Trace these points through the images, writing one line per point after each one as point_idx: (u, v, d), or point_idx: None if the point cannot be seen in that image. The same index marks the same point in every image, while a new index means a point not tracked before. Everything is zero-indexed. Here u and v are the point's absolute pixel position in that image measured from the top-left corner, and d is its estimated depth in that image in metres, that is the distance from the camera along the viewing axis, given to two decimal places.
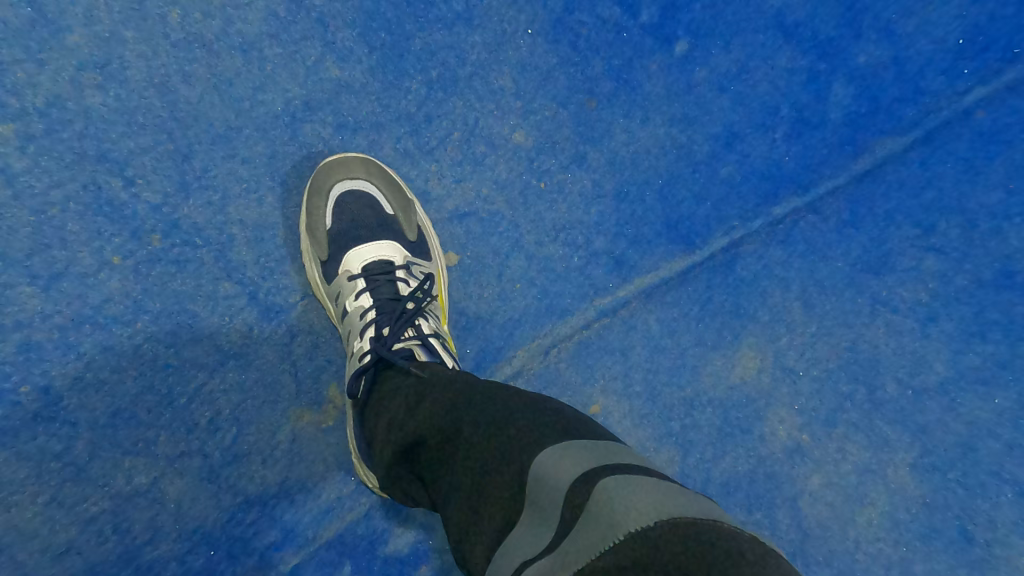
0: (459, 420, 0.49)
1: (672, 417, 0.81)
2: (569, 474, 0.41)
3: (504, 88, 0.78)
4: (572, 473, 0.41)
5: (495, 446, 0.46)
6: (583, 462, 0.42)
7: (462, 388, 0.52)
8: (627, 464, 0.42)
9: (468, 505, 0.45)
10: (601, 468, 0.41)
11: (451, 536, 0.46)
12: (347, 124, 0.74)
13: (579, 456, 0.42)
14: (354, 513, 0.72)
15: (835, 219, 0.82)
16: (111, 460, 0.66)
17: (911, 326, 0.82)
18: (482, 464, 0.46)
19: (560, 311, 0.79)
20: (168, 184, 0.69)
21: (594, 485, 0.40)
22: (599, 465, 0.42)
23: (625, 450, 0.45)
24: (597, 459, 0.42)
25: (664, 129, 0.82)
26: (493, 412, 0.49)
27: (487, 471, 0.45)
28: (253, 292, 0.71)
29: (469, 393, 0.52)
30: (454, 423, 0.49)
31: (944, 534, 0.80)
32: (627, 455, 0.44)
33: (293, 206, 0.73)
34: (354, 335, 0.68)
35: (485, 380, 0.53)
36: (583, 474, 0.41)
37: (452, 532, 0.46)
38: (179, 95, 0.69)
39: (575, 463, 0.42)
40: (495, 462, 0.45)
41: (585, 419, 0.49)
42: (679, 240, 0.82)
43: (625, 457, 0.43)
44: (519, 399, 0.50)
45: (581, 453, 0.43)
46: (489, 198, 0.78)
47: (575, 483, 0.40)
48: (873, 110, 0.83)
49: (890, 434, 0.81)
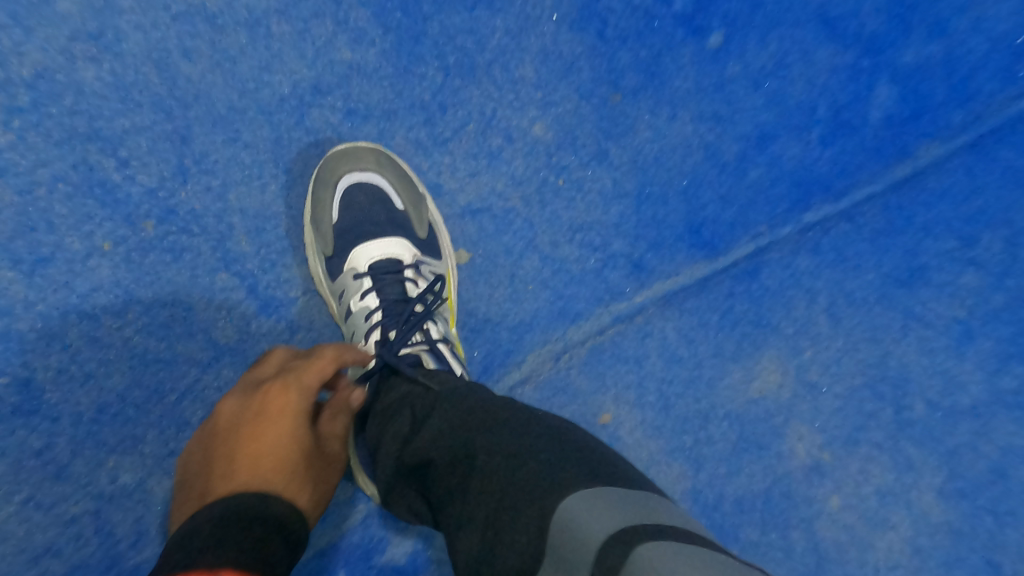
0: (473, 446, 0.45)
1: (687, 431, 0.77)
2: (602, 529, 0.37)
3: (524, 77, 0.74)
4: (606, 528, 0.37)
5: (515, 480, 0.42)
6: (619, 517, 0.38)
7: (478, 410, 0.49)
8: (669, 526, 0.38)
9: (481, 542, 0.42)
10: (638, 528, 0.37)
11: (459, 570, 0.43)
12: (357, 111, 0.70)
13: (614, 508, 0.39)
14: (349, 520, 0.68)
15: (869, 229, 0.78)
16: (95, 458, 0.62)
17: (945, 343, 0.78)
18: (498, 500, 0.42)
19: (573, 316, 0.75)
20: (165, 167, 0.65)
21: (631, 549, 0.36)
22: (637, 524, 0.37)
23: (668, 508, 0.41)
24: (635, 515, 0.38)
25: (693, 127, 0.77)
26: (513, 442, 0.45)
27: (504, 509, 0.41)
28: (253, 285, 0.67)
29: (485, 417, 0.48)
30: (467, 449, 0.46)
31: (968, 562, 0.75)
32: (669, 513, 0.40)
33: (297, 195, 0.69)
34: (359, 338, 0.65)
35: (502, 403, 0.49)
36: (617, 532, 0.37)
37: (462, 568, 0.42)
38: (179, 72, 0.65)
39: (609, 516, 0.38)
40: (511, 500, 0.41)
41: (618, 459, 0.45)
42: (701, 245, 0.78)
43: (668, 518, 0.39)
44: (544, 432, 0.46)
45: (615, 506, 0.39)
46: (504, 194, 0.74)
47: (609, 541, 0.36)
48: (916, 113, 0.79)
49: (917, 456, 0.77)
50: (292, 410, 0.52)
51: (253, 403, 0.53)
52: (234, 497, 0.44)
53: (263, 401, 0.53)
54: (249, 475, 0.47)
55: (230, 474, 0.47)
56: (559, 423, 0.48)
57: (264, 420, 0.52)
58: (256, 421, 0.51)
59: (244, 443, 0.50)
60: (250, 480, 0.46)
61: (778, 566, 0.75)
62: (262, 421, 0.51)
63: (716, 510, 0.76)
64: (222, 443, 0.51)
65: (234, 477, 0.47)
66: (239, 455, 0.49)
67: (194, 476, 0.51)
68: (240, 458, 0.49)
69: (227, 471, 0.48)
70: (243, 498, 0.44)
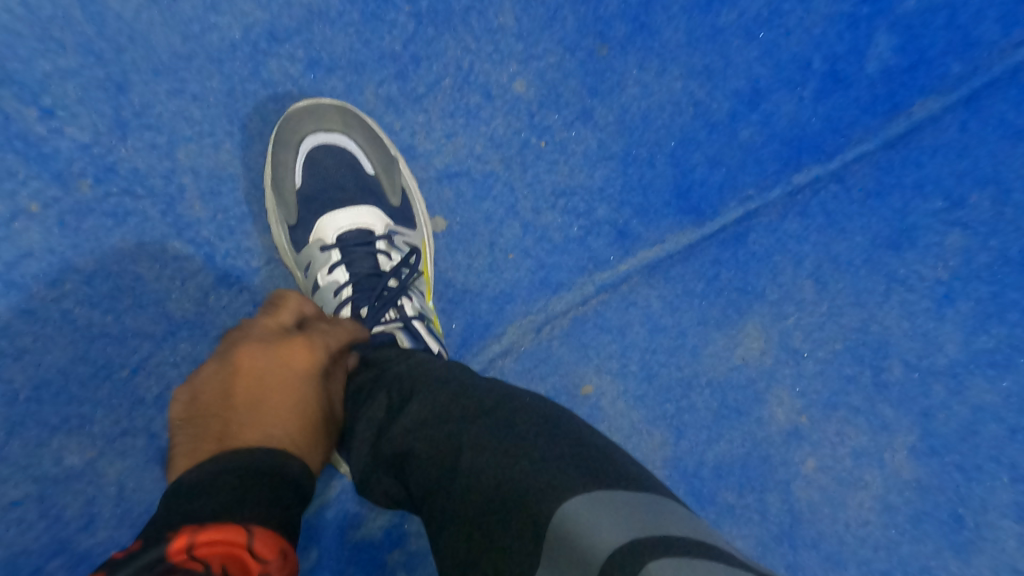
0: (460, 441, 0.43)
1: (668, 399, 0.76)
2: (607, 541, 0.36)
3: (504, 27, 0.68)
4: (612, 542, 0.35)
5: (505, 481, 0.40)
6: (626, 528, 0.36)
7: (467, 402, 0.46)
8: (677, 535, 0.36)
9: (465, 543, 0.40)
10: (645, 540, 0.35)
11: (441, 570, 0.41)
12: (321, 62, 0.64)
13: (620, 518, 0.37)
14: (324, 497, 0.66)
15: (858, 190, 0.77)
16: (38, 439, 0.57)
17: (925, 306, 0.78)
18: (487, 501, 0.40)
19: (555, 285, 0.72)
20: (98, 118, 0.58)
21: (638, 565, 0.34)
22: (644, 536, 0.36)
23: (674, 511, 0.39)
24: (641, 524, 0.37)
25: (682, 83, 0.74)
26: (505, 438, 0.43)
27: (497, 511, 0.39)
28: (209, 254, 0.61)
29: (474, 410, 0.45)
30: (453, 444, 0.43)
31: (935, 518, 0.77)
32: (676, 520, 0.38)
33: (256, 155, 0.63)
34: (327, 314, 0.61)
35: (493, 393, 0.47)
36: (623, 548, 0.35)
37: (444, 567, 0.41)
38: (109, 8, 0.58)
39: (614, 528, 0.36)
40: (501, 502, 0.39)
41: (620, 456, 0.43)
42: (687, 210, 0.75)
43: (674, 525, 0.37)
44: (537, 427, 0.44)
45: (620, 517, 0.37)
46: (483, 156, 0.69)
47: (614, 555, 0.35)
48: (913, 66, 0.77)
49: (891, 418, 0.78)
50: (317, 368, 0.49)
51: (279, 352, 0.48)
52: (263, 455, 0.41)
53: (290, 352, 0.49)
54: (278, 429, 0.44)
55: (255, 423, 0.44)
56: (554, 414, 0.46)
57: (293, 374, 0.48)
58: (283, 374, 0.47)
59: (272, 394, 0.46)
60: (279, 437, 0.43)
61: (753, 528, 0.76)
62: (289, 372, 0.48)
63: (695, 476, 0.76)
64: (243, 385, 0.46)
65: (260, 430, 0.43)
66: (265, 408, 0.45)
67: (200, 409, 0.46)
68: (267, 409, 0.45)
69: (249, 418, 0.44)
70: (269, 458, 0.42)
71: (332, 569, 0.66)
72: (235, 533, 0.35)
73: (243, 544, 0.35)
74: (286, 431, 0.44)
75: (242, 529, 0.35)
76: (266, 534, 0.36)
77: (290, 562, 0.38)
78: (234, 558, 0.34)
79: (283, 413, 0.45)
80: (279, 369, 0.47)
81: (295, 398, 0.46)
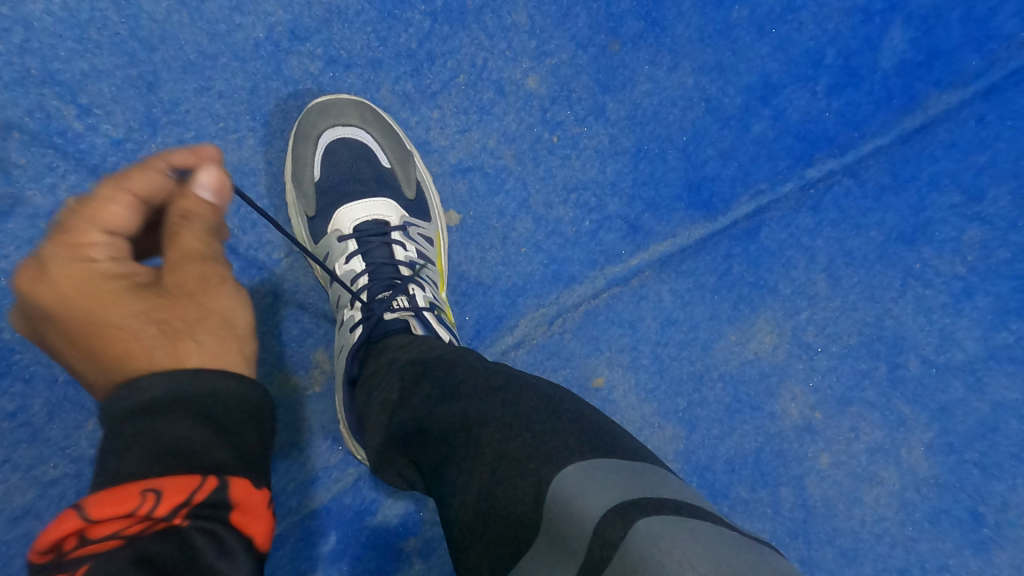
0: (466, 416, 0.45)
1: (680, 393, 0.76)
2: (599, 503, 0.37)
3: (517, 24, 0.70)
4: (604, 503, 0.37)
5: (506, 451, 0.42)
6: (617, 490, 0.38)
7: (472, 380, 0.48)
8: (668, 498, 0.38)
9: (474, 512, 0.41)
10: (637, 502, 0.37)
11: (451, 540, 0.43)
12: (339, 60, 0.66)
13: (611, 480, 0.39)
14: (341, 483, 0.68)
15: (872, 183, 0.77)
16: (74, 421, 0.60)
17: (943, 301, 0.77)
18: (491, 470, 0.42)
19: (567, 278, 0.73)
20: (131, 116, 0.61)
21: (629, 524, 0.36)
22: (636, 498, 0.37)
23: (665, 478, 0.41)
24: (632, 487, 0.38)
25: (694, 79, 0.74)
26: (507, 412, 0.44)
27: (500, 481, 0.41)
28: (234, 245, 0.64)
29: (479, 387, 0.47)
30: (460, 419, 0.45)
31: (953, 516, 0.76)
32: (667, 483, 0.40)
33: (277, 150, 0.65)
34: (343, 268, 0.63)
35: (497, 370, 0.49)
36: (615, 507, 0.37)
37: (453, 536, 0.42)
38: (141, 10, 0.61)
39: (605, 490, 0.38)
40: (503, 471, 0.41)
41: (613, 427, 0.45)
42: (699, 205, 0.76)
43: (666, 489, 0.39)
44: (539, 401, 0.45)
45: (613, 481, 0.39)
46: (496, 152, 0.71)
47: (607, 517, 0.36)
48: (930, 59, 0.77)
49: (908, 414, 0.77)
50: (76, 287, 0.36)
51: (31, 310, 0.37)
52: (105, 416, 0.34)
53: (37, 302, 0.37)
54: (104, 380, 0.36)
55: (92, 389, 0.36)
56: (556, 390, 0.47)
57: (72, 318, 0.36)
58: (59, 322, 0.37)
59: (82, 356, 0.37)
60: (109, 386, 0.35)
61: (766, 522, 0.76)
62: (62, 319, 0.37)
63: (707, 470, 0.76)
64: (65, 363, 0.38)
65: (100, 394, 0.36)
66: (82, 368, 0.37)
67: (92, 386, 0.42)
68: (86, 370, 0.36)
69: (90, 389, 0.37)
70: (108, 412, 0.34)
71: (349, 553, 0.68)
72: (67, 520, 0.30)
73: (78, 521, 0.30)
74: (113, 374, 0.35)
75: (70, 510, 0.30)
76: (101, 498, 0.30)
77: (175, 488, 0.32)
78: (90, 532, 0.30)
79: (97, 362, 0.36)
80: (53, 322, 0.37)
81: (88, 338, 0.36)
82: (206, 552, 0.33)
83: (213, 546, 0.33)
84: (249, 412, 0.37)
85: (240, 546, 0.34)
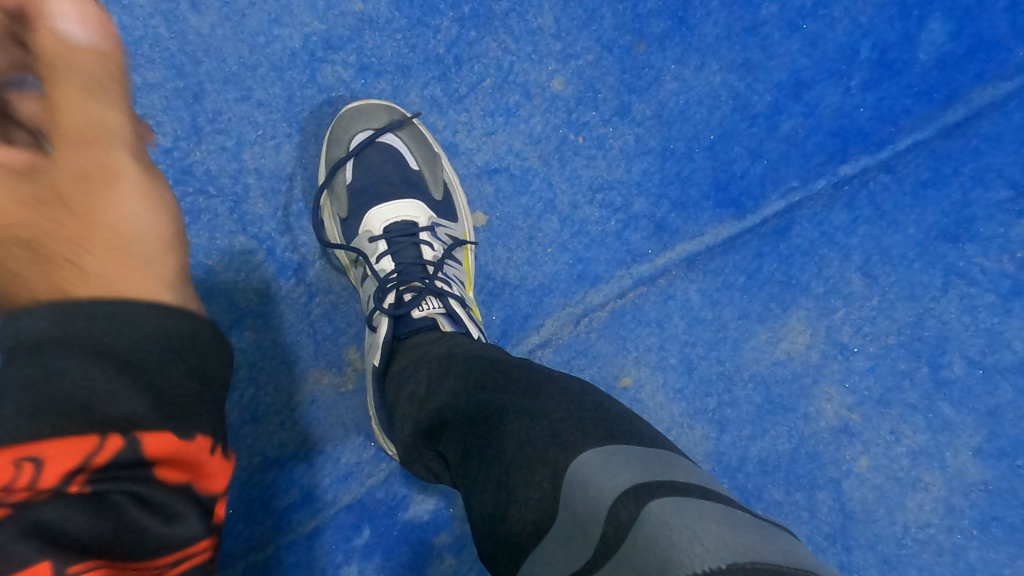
0: (487, 406, 0.47)
1: (709, 393, 0.75)
2: (613, 485, 0.37)
3: (543, 28, 0.71)
4: (618, 485, 0.37)
5: (525, 439, 0.43)
6: (631, 473, 0.38)
7: (492, 372, 0.50)
8: (682, 481, 0.38)
9: (495, 500, 0.43)
10: (650, 484, 0.37)
11: (478, 527, 0.45)
12: (370, 67, 0.69)
13: (626, 464, 0.39)
14: (373, 478, 0.70)
15: (910, 178, 0.75)
16: None
17: (989, 300, 0.74)
18: (511, 459, 0.43)
19: (593, 278, 0.74)
20: (179, 125, 0.65)
21: (642, 504, 0.36)
22: (649, 479, 0.38)
23: (681, 463, 0.41)
24: (646, 471, 0.38)
25: (722, 77, 0.74)
26: (525, 402, 0.46)
27: (519, 468, 0.42)
28: (271, 247, 0.67)
29: (499, 378, 0.49)
30: (482, 410, 0.47)
31: (1004, 524, 0.73)
32: (683, 468, 0.40)
33: (312, 155, 0.68)
34: (369, 257, 0.67)
35: (515, 363, 0.51)
36: (629, 489, 0.37)
37: (479, 524, 0.44)
38: (188, 25, 0.64)
39: (620, 474, 0.38)
40: (523, 459, 0.42)
41: (631, 415, 0.45)
42: (727, 204, 0.75)
43: (681, 473, 0.39)
44: (557, 390, 0.46)
45: (628, 464, 0.39)
46: (522, 153, 0.72)
47: (621, 499, 0.37)
48: (972, 50, 0.74)
49: (952, 417, 0.74)
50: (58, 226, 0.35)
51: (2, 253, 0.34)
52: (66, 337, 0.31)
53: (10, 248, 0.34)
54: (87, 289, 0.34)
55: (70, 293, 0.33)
56: (575, 380, 0.48)
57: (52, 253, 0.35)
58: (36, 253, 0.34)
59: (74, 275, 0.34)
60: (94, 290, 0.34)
61: (802, 526, 0.74)
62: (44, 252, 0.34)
63: (739, 471, 0.75)
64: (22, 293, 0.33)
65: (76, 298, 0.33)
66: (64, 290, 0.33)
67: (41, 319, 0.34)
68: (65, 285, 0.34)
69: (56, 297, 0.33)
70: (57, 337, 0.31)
71: (382, 547, 0.69)
72: None
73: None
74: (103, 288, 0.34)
75: None
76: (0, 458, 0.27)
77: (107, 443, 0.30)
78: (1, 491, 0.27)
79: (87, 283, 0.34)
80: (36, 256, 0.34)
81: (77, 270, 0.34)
82: (138, 513, 0.31)
83: (144, 506, 0.31)
84: (166, 344, 0.34)
85: (180, 499, 0.33)
